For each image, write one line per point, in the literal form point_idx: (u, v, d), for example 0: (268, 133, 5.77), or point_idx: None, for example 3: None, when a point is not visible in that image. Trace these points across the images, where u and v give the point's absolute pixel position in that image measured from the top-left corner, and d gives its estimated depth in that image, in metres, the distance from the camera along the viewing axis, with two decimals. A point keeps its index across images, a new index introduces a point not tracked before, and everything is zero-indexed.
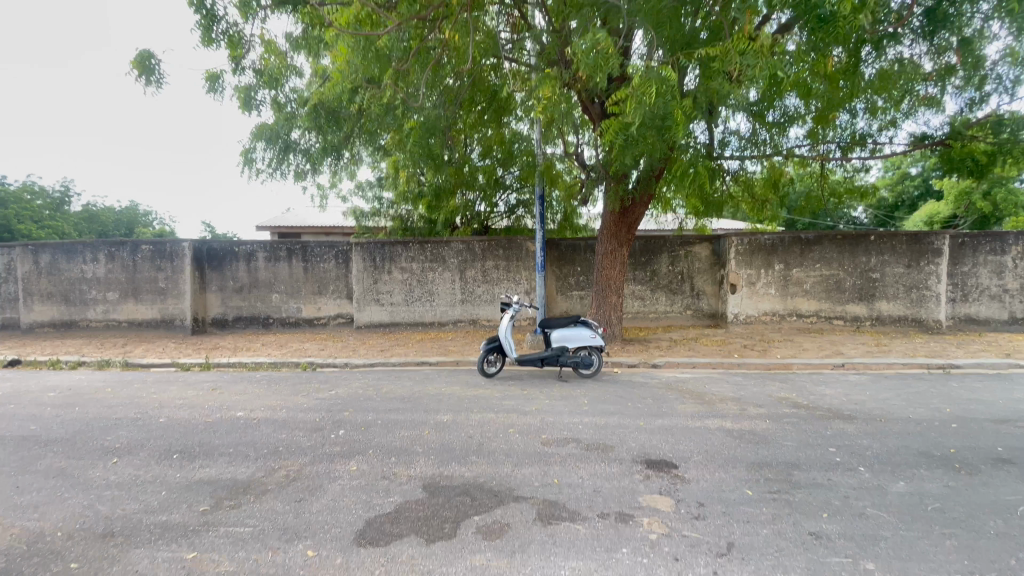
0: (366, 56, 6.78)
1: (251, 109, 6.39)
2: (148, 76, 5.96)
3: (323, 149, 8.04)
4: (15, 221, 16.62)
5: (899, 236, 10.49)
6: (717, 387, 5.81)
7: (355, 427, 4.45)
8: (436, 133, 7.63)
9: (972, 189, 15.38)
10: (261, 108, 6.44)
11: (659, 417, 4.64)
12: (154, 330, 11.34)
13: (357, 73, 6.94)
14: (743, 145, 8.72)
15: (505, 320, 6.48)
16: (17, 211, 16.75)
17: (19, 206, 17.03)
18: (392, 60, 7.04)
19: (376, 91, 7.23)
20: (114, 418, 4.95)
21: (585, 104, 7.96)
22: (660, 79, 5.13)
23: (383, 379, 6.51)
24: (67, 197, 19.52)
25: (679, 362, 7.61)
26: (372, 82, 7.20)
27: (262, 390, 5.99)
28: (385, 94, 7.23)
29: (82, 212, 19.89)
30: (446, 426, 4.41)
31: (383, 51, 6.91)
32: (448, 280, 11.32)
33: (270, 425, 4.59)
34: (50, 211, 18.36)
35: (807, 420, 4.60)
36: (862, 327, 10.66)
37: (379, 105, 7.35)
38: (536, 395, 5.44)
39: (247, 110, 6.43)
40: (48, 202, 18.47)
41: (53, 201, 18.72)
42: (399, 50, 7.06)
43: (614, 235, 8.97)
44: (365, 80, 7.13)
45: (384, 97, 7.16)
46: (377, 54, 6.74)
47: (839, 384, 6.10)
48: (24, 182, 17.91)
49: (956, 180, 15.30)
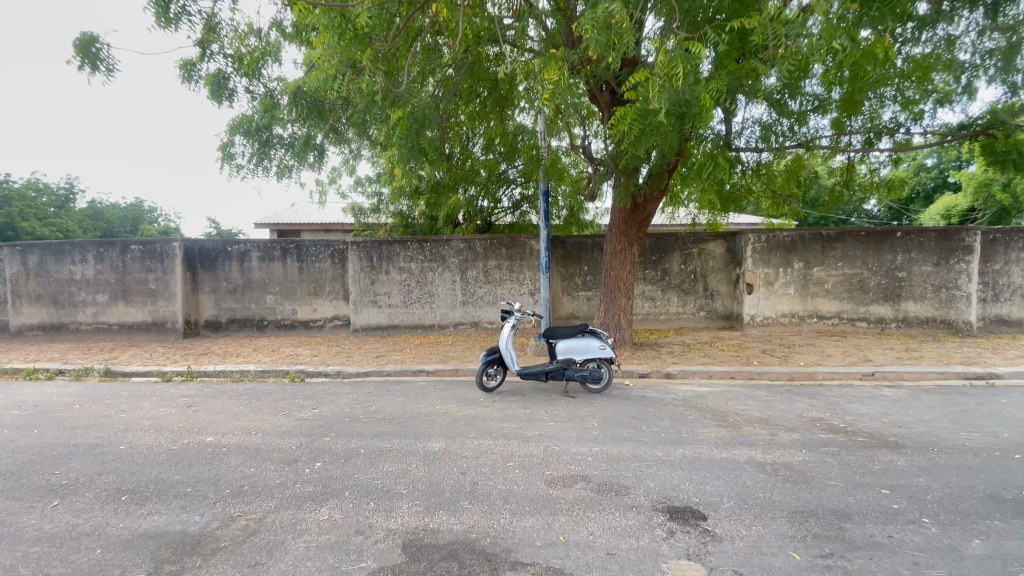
0: (343, 37, 6.29)
1: (221, 100, 5.87)
2: (93, 62, 5.68)
3: (306, 142, 7.24)
4: (18, 218, 16.24)
5: (927, 232, 9.83)
6: (741, 406, 5.24)
7: (334, 459, 3.93)
8: (426, 122, 7.02)
9: (992, 181, 15.04)
10: (233, 98, 5.93)
11: (679, 445, 4.09)
12: (145, 333, 10.89)
13: (337, 56, 6.38)
14: (763, 136, 8.11)
15: (506, 330, 5.94)
16: (19, 208, 16.34)
17: (23, 202, 16.61)
18: (373, 41, 6.47)
19: (354, 79, 6.60)
20: (70, 445, 4.44)
21: (593, 92, 7.41)
22: (685, 57, 4.51)
23: (373, 393, 5.98)
24: (71, 194, 19.16)
25: (695, 371, 7.06)
26: (351, 67, 6.62)
27: (241, 407, 5.50)
28: (366, 83, 6.53)
29: (87, 209, 19.55)
30: (435, 457, 3.88)
31: (361, 31, 6.33)
32: (449, 280, 10.77)
33: (241, 455, 4.08)
34: (55, 208, 18.02)
35: (849, 450, 4.02)
36: (887, 329, 10.05)
37: (354, 90, 6.77)
38: (539, 414, 4.90)
39: (220, 102, 5.90)
40: (53, 200, 18.09)
41: (58, 197, 18.41)
42: (380, 29, 6.50)
43: (624, 233, 8.36)
44: (346, 66, 6.52)
45: (361, 84, 6.58)
46: (354, 34, 6.25)
47: (875, 401, 5.52)
48: (28, 179, 17.56)
49: (978, 169, 14.51)
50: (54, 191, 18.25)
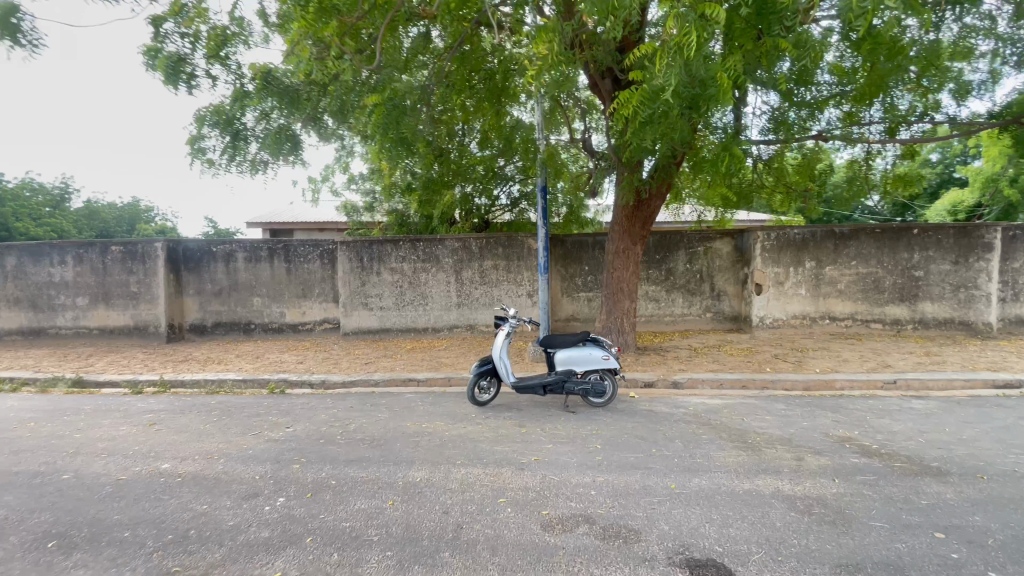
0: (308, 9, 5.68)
1: (179, 85, 5.92)
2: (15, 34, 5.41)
3: (283, 134, 6.68)
4: (12, 218, 15.73)
5: (945, 229, 9.34)
6: (759, 422, 4.75)
7: (300, 493, 3.44)
8: (405, 108, 6.61)
9: (999, 175, 14.30)
10: (189, 79, 5.97)
11: (694, 474, 3.59)
12: (126, 337, 10.40)
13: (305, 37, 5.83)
14: (773, 125, 7.61)
15: (500, 338, 5.45)
16: (14, 207, 15.83)
17: (16, 202, 16.11)
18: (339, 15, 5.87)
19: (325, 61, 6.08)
20: (10, 475, 3.95)
21: (594, 80, 6.94)
22: (700, 24, 3.98)
23: (356, 407, 5.49)
24: (67, 193, 18.64)
25: (704, 380, 6.56)
26: (321, 48, 6.08)
27: (209, 425, 5.00)
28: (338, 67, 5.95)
29: (83, 209, 19.06)
30: (416, 492, 3.38)
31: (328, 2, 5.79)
32: (443, 281, 10.27)
33: (197, 488, 3.59)
34: (50, 207, 17.51)
35: (889, 480, 3.55)
36: (903, 331, 9.55)
37: (326, 73, 6.30)
38: (537, 434, 4.41)
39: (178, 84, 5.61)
40: (48, 199, 17.57)
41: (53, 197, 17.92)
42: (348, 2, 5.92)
43: (627, 232, 7.87)
44: (312, 45, 5.97)
45: (333, 68, 6.07)
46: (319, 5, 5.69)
47: (905, 415, 5.03)
48: (22, 179, 17.11)
49: (983, 164, 14.15)
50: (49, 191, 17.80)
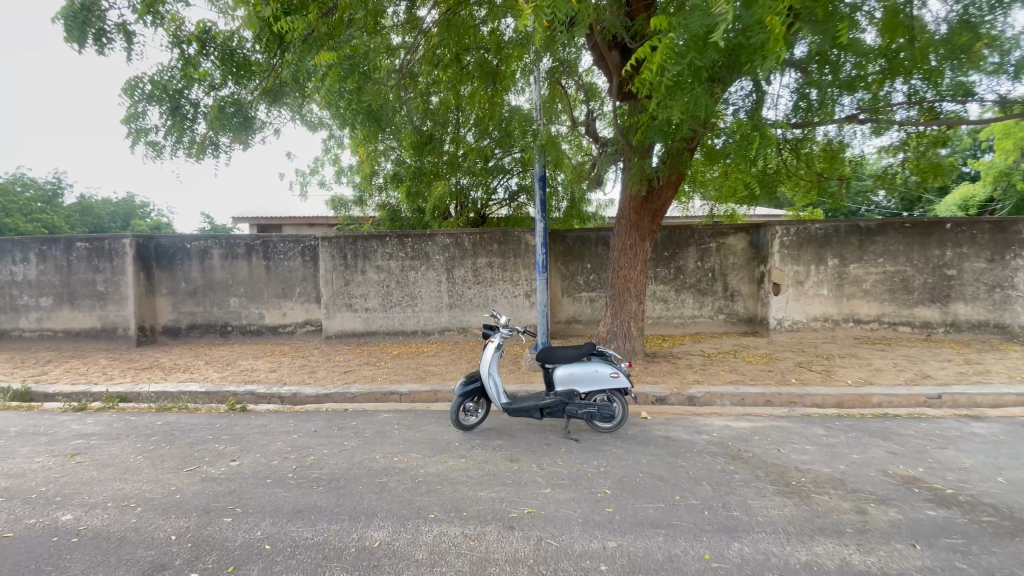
0: None
1: (83, 40, 5.49)
2: None
3: (229, 105, 5.80)
4: None
5: (980, 223, 8.52)
6: (800, 455, 3.95)
7: (220, 566, 2.63)
8: (365, 67, 5.57)
9: (1012, 169, 13.30)
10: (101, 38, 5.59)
11: (733, 537, 2.79)
12: (92, 341, 9.57)
13: None
14: (800, 107, 6.77)
15: (489, 351, 4.63)
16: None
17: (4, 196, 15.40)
18: None
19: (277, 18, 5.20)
20: None
21: (603, 51, 6.11)
22: None
23: (322, 432, 4.69)
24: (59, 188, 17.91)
25: (724, 395, 5.74)
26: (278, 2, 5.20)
27: (144, 457, 4.19)
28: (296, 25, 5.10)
29: (77, 204, 18.35)
30: (371, 566, 2.57)
31: None
32: (432, 280, 9.45)
33: (92, 556, 2.77)
34: (42, 203, 16.71)
35: (984, 545, 2.74)
36: (933, 335, 8.74)
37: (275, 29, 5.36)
38: (531, 474, 3.61)
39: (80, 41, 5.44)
40: (41, 194, 16.88)
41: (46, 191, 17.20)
42: None
43: (636, 226, 7.03)
44: None
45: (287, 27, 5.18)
46: None
47: (970, 445, 4.22)
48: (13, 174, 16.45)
49: (996, 158, 13.28)
50: (42, 187, 17.13)
